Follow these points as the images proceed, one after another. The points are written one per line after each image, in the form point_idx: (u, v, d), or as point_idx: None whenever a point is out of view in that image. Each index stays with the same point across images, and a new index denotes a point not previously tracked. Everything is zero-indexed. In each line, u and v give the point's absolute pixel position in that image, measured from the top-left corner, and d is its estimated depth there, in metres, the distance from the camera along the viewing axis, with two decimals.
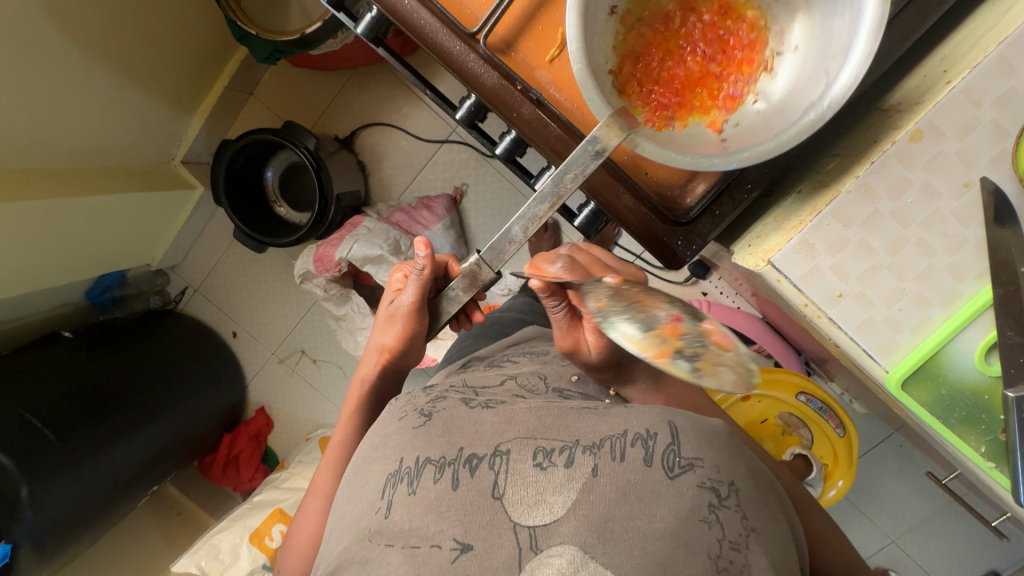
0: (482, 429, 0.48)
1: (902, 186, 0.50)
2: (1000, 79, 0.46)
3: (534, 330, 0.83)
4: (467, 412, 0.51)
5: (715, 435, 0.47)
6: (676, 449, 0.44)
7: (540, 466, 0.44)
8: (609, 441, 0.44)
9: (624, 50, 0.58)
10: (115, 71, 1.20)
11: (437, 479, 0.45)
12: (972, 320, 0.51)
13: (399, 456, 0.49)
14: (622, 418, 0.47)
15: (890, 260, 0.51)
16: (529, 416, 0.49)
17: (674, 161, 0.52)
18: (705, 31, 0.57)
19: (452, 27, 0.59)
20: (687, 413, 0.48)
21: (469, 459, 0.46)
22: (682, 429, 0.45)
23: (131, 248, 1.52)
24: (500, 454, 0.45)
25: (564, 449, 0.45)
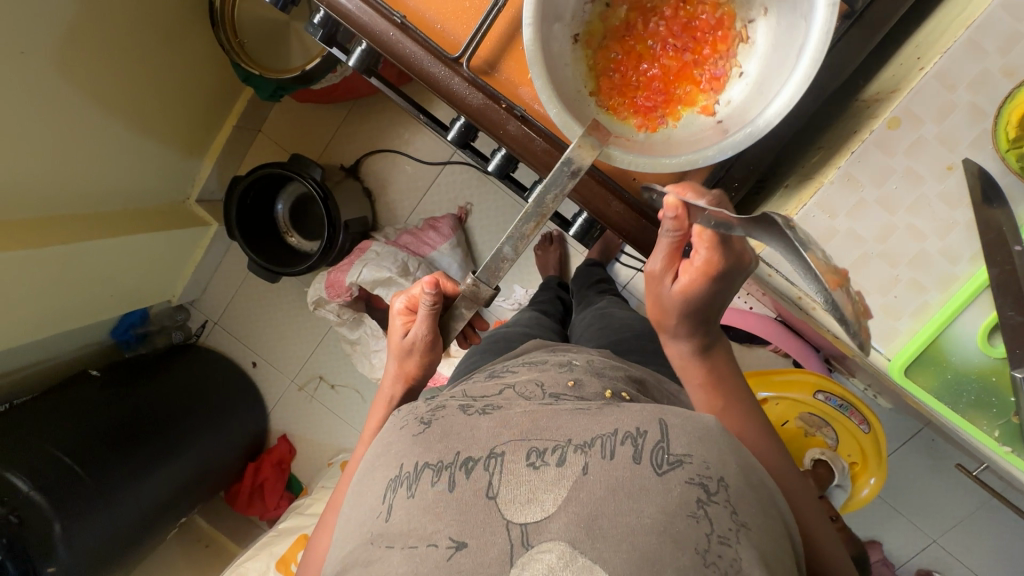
0: (478, 434, 0.50)
1: (885, 173, 0.50)
2: (971, 62, 0.46)
3: (538, 342, 0.84)
4: (464, 419, 0.52)
5: (707, 432, 0.47)
6: (665, 446, 0.45)
7: (533, 465, 0.45)
8: (600, 441, 0.46)
9: (598, 69, 0.59)
10: (129, 119, 1.27)
11: (434, 481, 0.47)
12: (971, 302, 0.50)
13: (398, 462, 0.51)
14: (613, 417, 0.48)
15: (881, 247, 0.51)
16: (523, 419, 0.50)
17: (664, 163, 0.54)
18: (669, 26, 0.57)
19: (435, 53, 0.61)
20: (680, 412, 0.49)
21: (465, 462, 0.47)
22: (672, 427, 0.46)
23: (153, 286, 1.58)
24: (495, 455, 0.47)
25: (556, 449, 0.46)
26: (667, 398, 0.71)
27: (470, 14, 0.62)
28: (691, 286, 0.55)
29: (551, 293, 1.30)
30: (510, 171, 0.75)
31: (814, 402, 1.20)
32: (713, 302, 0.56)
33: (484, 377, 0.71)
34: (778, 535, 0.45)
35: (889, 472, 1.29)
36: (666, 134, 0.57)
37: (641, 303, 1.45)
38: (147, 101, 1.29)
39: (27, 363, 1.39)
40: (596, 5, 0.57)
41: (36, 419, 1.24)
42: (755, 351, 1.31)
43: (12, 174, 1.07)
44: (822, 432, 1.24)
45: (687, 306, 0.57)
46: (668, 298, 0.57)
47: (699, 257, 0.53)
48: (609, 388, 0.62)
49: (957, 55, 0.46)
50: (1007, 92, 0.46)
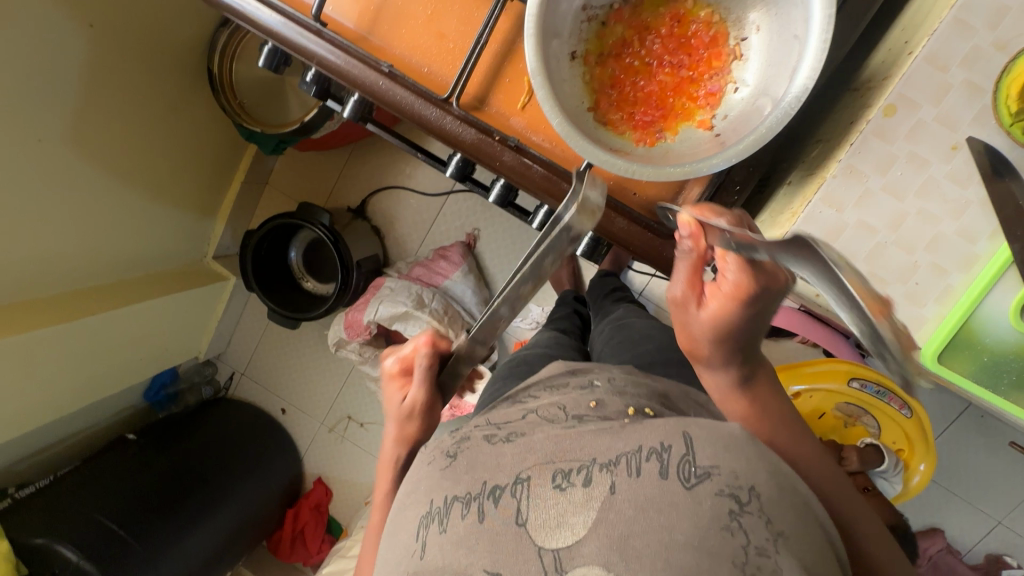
0: (503, 461, 0.50)
1: (888, 161, 0.49)
2: (960, 41, 0.46)
3: (561, 363, 0.83)
4: (489, 449, 0.52)
5: (732, 440, 0.45)
6: (689, 459, 0.44)
7: (559, 487, 0.46)
8: (625, 458, 0.46)
9: (595, 86, 0.56)
10: (144, 189, 1.33)
11: (465, 515, 0.47)
12: (998, 280, 0.49)
13: (427, 498, 0.51)
14: (636, 434, 0.48)
15: (894, 235, 0.50)
16: (547, 443, 0.50)
17: (672, 171, 0.50)
18: (665, 43, 0.54)
19: (425, 96, 0.62)
20: (702, 422, 0.48)
21: (493, 491, 0.48)
22: (696, 438, 0.45)
23: (179, 345, 1.62)
24: (521, 481, 0.47)
25: (581, 470, 0.46)
26: (693, 409, 0.69)
27: (454, 54, 0.64)
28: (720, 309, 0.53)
29: (567, 309, 1.30)
30: (511, 198, 0.75)
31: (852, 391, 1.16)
32: (747, 325, 0.54)
33: (506, 404, 0.70)
34: (818, 538, 0.44)
35: (941, 455, 1.24)
36: (664, 149, 0.55)
37: (659, 309, 1.44)
38: (160, 169, 1.34)
39: (67, 433, 1.43)
40: (591, 23, 0.54)
41: (79, 487, 1.27)
42: (782, 345, 1.28)
43: (38, 255, 1.12)
44: (863, 420, 1.21)
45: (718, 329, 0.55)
46: (698, 321, 0.56)
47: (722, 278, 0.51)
48: (632, 405, 0.61)
49: (950, 33, 0.46)
50: (1003, 64, 0.46)
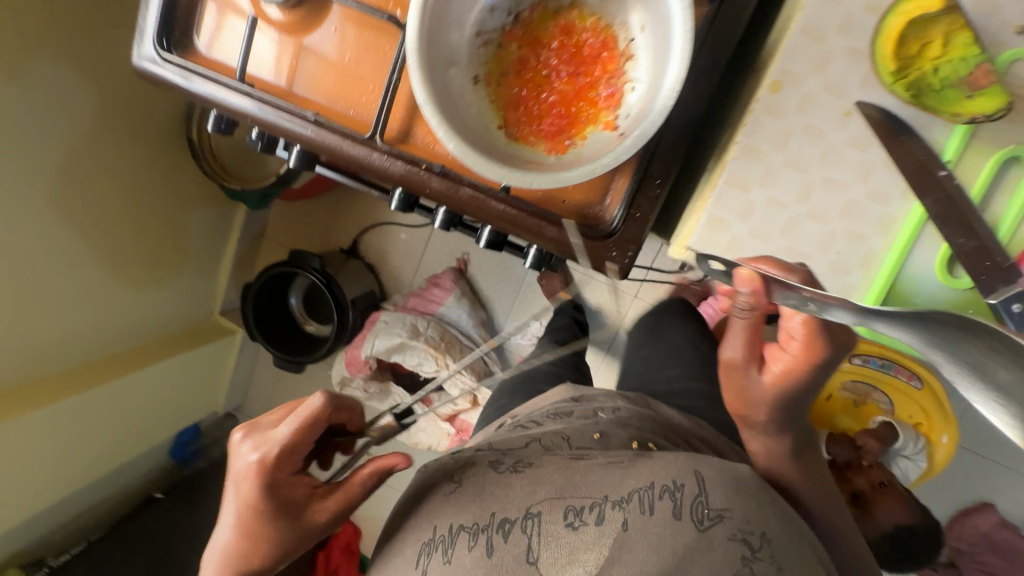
0: (512, 494, 0.60)
1: (784, 135, 0.49)
2: (831, 9, 0.46)
3: (569, 387, 0.90)
4: (497, 477, 0.63)
5: (742, 485, 0.59)
6: (703, 500, 0.55)
7: (572, 525, 0.56)
8: (639, 496, 0.57)
9: (500, 104, 0.58)
10: (146, 260, 1.40)
11: (472, 546, 0.57)
12: (916, 238, 0.48)
13: (432, 525, 0.62)
14: (649, 472, 0.59)
15: (805, 207, 0.50)
16: (557, 478, 0.61)
17: (573, 175, 0.51)
18: (559, 55, 0.57)
19: (350, 137, 0.66)
20: (711, 464, 0.60)
21: (502, 525, 0.58)
22: (707, 480, 0.58)
23: (195, 401, 1.68)
24: (532, 516, 0.57)
25: (594, 507, 0.57)
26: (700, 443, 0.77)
27: (375, 94, 0.67)
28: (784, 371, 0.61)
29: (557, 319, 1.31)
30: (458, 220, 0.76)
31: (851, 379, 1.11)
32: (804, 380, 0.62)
33: (510, 428, 0.78)
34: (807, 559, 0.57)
35: (968, 422, 1.17)
36: (570, 154, 0.56)
37: None
38: (161, 240, 1.42)
39: (97, 499, 1.49)
40: (486, 47, 0.57)
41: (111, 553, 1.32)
42: None
43: (53, 333, 1.21)
44: (873, 398, 1.14)
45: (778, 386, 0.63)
46: (761, 380, 0.64)
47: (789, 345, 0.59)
48: (636, 439, 0.70)
49: (818, 6, 0.47)
50: (876, 26, 0.46)
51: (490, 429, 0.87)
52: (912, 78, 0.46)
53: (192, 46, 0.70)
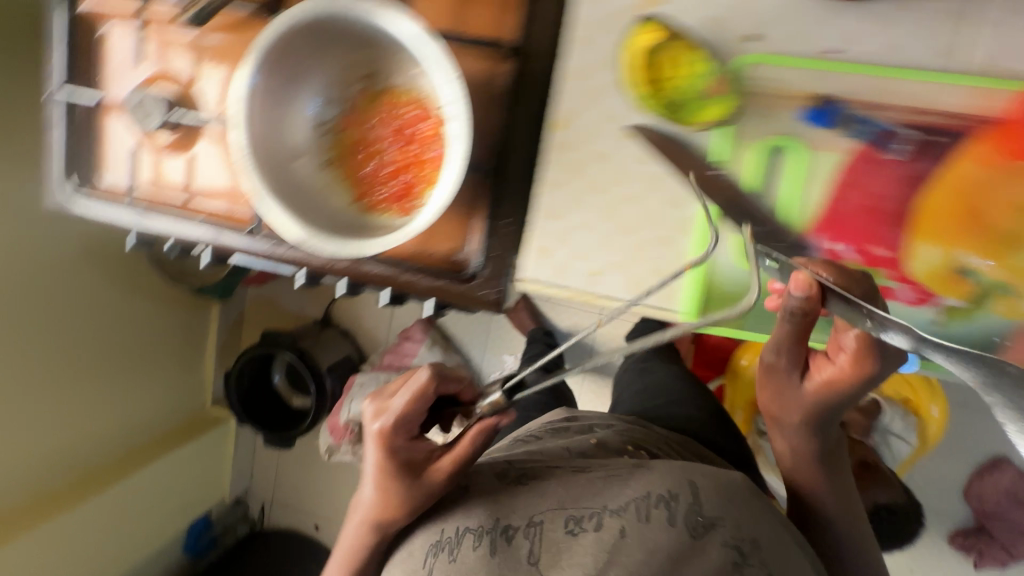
0: (514, 499, 0.54)
1: (580, 165, 0.55)
2: (587, 52, 0.53)
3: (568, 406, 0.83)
4: (494, 483, 0.56)
5: (736, 490, 0.55)
6: (696, 508, 0.52)
7: (572, 532, 0.51)
8: (635, 505, 0.52)
9: (347, 183, 0.64)
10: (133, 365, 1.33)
11: (477, 546, 0.50)
12: (710, 234, 0.53)
13: (438, 525, 0.54)
14: (644, 481, 0.54)
15: (613, 224, 0.55)
16: (557, 486, 0.55)
17: (397, 238, 0.55)
18: (388, 130, 0.63)
19: (233, 233, 0.72)
20: (705, 471, 0.57)
21: (505, 529, 0.52)
22: (703, 486, 0.54)
23: (199, 498, 1.59)
24: (534, 524, 0.52)
25: (593, 515, 0.52)
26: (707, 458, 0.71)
27: None
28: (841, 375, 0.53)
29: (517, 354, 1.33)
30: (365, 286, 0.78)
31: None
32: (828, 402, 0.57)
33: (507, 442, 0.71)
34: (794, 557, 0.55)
35: None
36: (410, 215, 0.62)
37: None
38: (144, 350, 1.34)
39: None
40: (326, 136, 0.64)
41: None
42: None
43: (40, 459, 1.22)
44: None
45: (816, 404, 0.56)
46: (800, 392, 0.57)
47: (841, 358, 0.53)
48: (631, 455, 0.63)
49: (578, 51, 0.53)
50: (625, 61, 0.52)
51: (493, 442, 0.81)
52: (668, 98, 0.51)
53: (98, 180, 0.76)
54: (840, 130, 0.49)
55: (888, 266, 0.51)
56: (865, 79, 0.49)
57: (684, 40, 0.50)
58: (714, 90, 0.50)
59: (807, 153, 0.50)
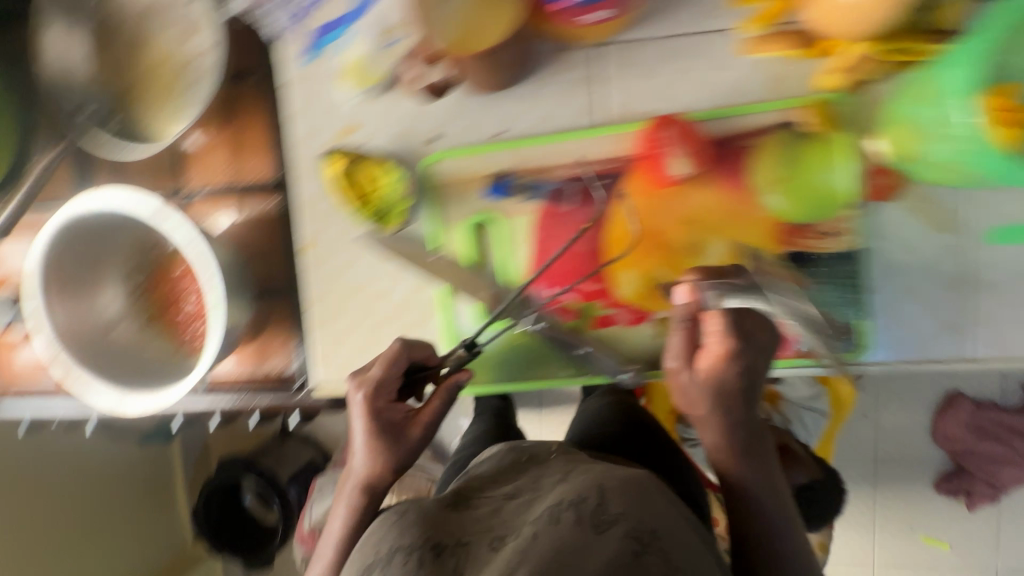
0: (415, 527, 0.43)
1: (333, 276, 0.61)
2: (308, 184, 0.61)
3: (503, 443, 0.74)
4: (393, 525, 0.45)
5: (639, 482, 0.45)
6: (602, 506, 0.41)
7: (493, 546, 0.41)
8: (546, 512, 0.42)
9: (165, 334, 0.72)
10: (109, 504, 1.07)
11: (406, 562, 0.41)
12: (454, 305, 0.59)
13: (372, 547, 0.44)
14: (551, 492, 0.44)
15: (376, 317, 0.61)
16: (451, 515, 0.45)
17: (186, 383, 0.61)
18: (189, 281, 0.71)
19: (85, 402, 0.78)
20: (615, 472, 0.46)
21: (433, 545, 0.41)
22: (611, 487, 0.43)
23: None
24: (463, 544, 0.41)
25: (504, 535, 0.41)
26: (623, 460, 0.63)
27: None
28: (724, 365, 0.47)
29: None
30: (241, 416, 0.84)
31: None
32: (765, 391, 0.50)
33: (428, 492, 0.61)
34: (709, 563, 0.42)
35: None
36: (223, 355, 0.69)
37: None
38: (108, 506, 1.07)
39: None
40: (138, 300, 0.72)
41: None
42: None
43: None
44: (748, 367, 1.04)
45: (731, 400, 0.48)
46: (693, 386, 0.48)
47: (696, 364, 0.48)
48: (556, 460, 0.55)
49: (305, 185, 0.61)
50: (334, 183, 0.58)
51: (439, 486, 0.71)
52: (378, 206, 0.58)
53: None
54: (522, 196, 0.57)
55: (603, 297, 0.57)
56: (529, 150, 0.57)
57: (371, 159, 0.57)
58: (404, 194, 0.58)
59: (503, 222, 0.57)
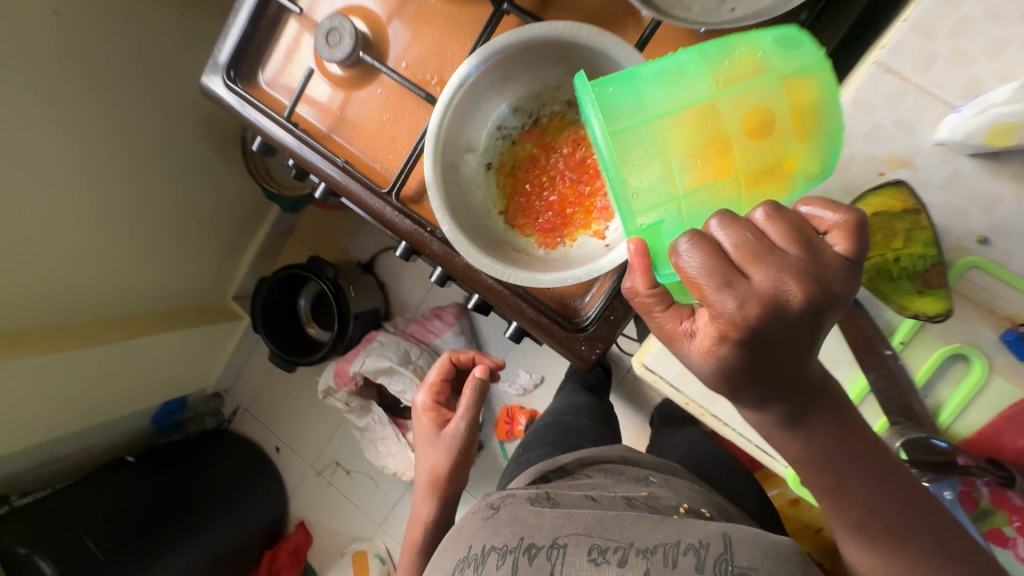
0: (541, 525, 0.76)
1: None
2: (841, 193, 0.61)
3: (596, 480, 0.95)
4: (583, 565, 0.69)
5: (771, 552, 0.69)
6: (727, 559, 0.67)
7: (595, 560, 0.69)
8: (662, 549, 0.69)
9: (503, 192, 0.65)
10: (137, 238, 1.36)
11: (502, 562, 0.73)
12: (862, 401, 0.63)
13: (518, 535, 0.76)
14: (679, 530, 0.72)
15: None
16: (585, 520, 0.75)
17: (548, 279, 0.56)
18: (567, 160, 0.63)
19: (371, 189, 0.72)
20: (743, 531, 0.73)
21: (531, 548, 0.73)
22: (733, 539, 0.71)
23: (175, 365, 1.62)
24: (558, 546, 0.72)
25: (618, 550, 0.70)
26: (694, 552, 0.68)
27: (403, 155, 0.74)
28: (782, 235, 0.44)
29: (577, 396, 1.36)
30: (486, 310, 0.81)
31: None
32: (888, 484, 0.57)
33: (566, 484, 0.94)
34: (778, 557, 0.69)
35: None
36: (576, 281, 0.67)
37: (634, 391, 1.57)
38: (124, 256, 1.35)
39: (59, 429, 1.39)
40: (503, 139, 0.64)
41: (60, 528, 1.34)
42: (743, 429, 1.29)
43: (66, 286, 1.25)
44: None
45: (772, 312, 0.42)
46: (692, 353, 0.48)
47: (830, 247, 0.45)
48: (682, 505, 0.86)
49: (859, 144, 0.59)
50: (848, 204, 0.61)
51: (532, 475, 1.03)
52: (873, 260, 0.62)
53: (256, 78, 0.79)
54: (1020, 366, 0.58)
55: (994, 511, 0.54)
56: None
57: (924, 219, 0.58)
58: (935, 285, 0.59)
59: (986, 375, 0.59)
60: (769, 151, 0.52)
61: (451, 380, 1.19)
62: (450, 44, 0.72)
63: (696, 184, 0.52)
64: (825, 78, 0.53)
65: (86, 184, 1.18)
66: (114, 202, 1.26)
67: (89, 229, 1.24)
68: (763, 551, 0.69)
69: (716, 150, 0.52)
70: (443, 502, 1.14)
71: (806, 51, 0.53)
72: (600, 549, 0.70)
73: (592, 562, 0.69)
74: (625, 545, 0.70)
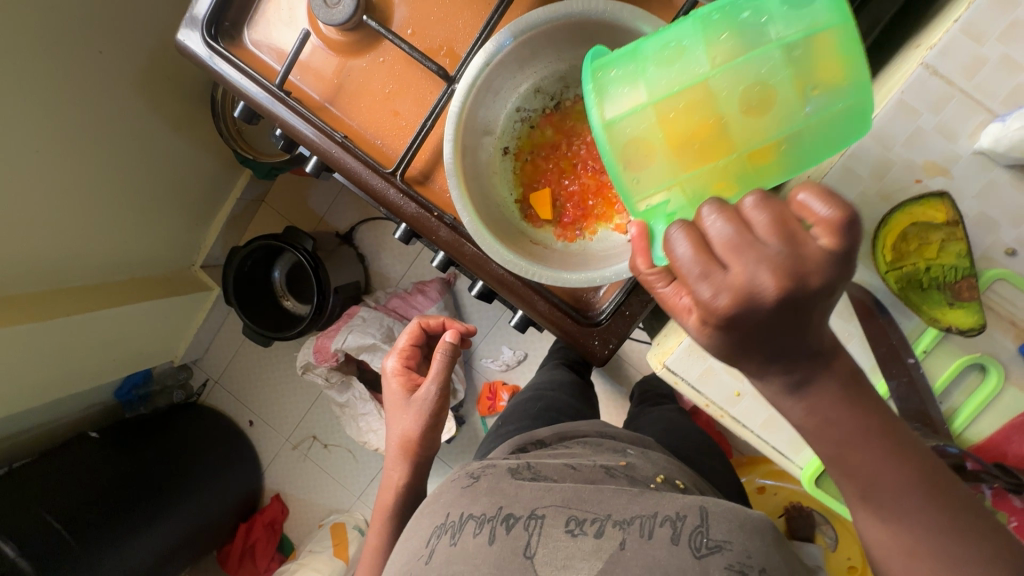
0: (521, 495, 0.64)
1: None
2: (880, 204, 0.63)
3: (577, 449, 0.82)
4: (561, 538, 0.58)
5: (748, 523, 0.58)
6: (704, 531, 0.56)
7: (572, 532, 0.58)
8: (640, 520, 0.58)
9: (524, 182, 0.69)
10: (93, 203, 1.24)
11: (474, 532, 0.62)
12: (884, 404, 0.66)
13: (495, 503, 0.64)
14: (657, 502, 0.61)
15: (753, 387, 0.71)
16: (565, 490, 0.64)
17: (572, 279, 0.60)
18: (589, 149, 0.67)
19: (373, 168, 0.67)
20: (722, 503, 0.61)
21: (507, 518, 0.62)
22: (712, 512, 0.59)
23: (141, 339, 1.53)
24: (536, 517, 0.61)
25: (595, 521, 0.59)
26: (679, 524, 0.57)
27: (406, 131, 0.69)
28: (767, 225, 0.40)
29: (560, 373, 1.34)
30: (491, 298, 0.77)
31: (780, 482, 1.29)
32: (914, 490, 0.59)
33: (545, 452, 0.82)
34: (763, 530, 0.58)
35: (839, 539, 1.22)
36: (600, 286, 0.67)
37: (618, 370, 1.58)
38: (80, 222, 1.24)
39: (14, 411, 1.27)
40: (523, 126, 0.69)
41: (20, 504, 1.27)
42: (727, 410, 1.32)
43: (18, 255, 1.14)
44: (821, 530, 1.23)
45: (744, 301, 0.39)
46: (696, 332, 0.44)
47: (813, 240, 0.40)
48: (662, 475, 0.74)
49: (900, 148, 0.61)
50: (884, 214, 0.63)
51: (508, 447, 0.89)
52: (905, 269, 0.63)
53: (240, 37, 0.72)
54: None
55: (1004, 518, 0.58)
56: None
57: (958, 232, 0.61)
58: (966, 297, 0.61)
59: (1000, 384, 0.62)
60: (774, 127, 0.50)
61: (423, 347, 1.06)
62: (461, 13, 0.67)
63: (691, 165, 0.52)
64: (843, 34, 0.48)
65: (33, 142, 1.06)
66: (66, 162, 1.14)
67: (40, 192, 1.12)
68: (764, 532, 0.58)
69: (715, 130, 0.51)
70: (416, 471, 1.03)
71: (818, 8, 0.48)
72: (577, 521, 0.60)
73: (569, 535, 0.58)
74: (603, 516, 0.60)
